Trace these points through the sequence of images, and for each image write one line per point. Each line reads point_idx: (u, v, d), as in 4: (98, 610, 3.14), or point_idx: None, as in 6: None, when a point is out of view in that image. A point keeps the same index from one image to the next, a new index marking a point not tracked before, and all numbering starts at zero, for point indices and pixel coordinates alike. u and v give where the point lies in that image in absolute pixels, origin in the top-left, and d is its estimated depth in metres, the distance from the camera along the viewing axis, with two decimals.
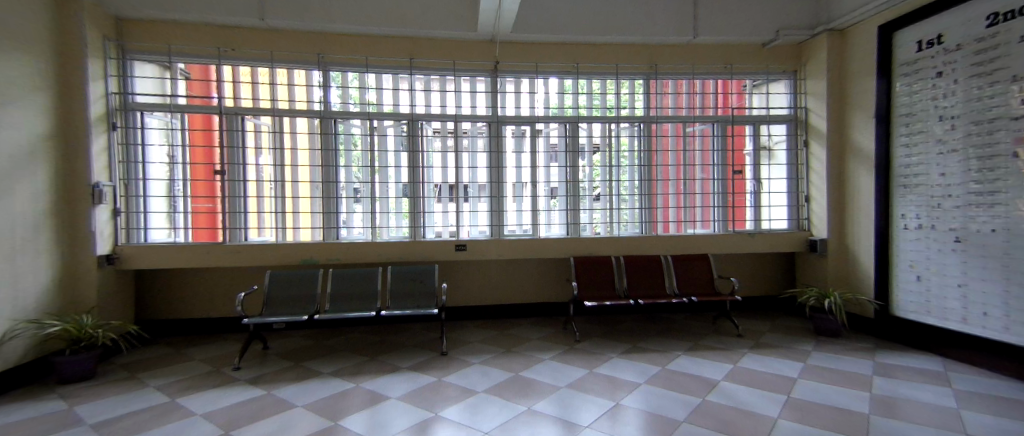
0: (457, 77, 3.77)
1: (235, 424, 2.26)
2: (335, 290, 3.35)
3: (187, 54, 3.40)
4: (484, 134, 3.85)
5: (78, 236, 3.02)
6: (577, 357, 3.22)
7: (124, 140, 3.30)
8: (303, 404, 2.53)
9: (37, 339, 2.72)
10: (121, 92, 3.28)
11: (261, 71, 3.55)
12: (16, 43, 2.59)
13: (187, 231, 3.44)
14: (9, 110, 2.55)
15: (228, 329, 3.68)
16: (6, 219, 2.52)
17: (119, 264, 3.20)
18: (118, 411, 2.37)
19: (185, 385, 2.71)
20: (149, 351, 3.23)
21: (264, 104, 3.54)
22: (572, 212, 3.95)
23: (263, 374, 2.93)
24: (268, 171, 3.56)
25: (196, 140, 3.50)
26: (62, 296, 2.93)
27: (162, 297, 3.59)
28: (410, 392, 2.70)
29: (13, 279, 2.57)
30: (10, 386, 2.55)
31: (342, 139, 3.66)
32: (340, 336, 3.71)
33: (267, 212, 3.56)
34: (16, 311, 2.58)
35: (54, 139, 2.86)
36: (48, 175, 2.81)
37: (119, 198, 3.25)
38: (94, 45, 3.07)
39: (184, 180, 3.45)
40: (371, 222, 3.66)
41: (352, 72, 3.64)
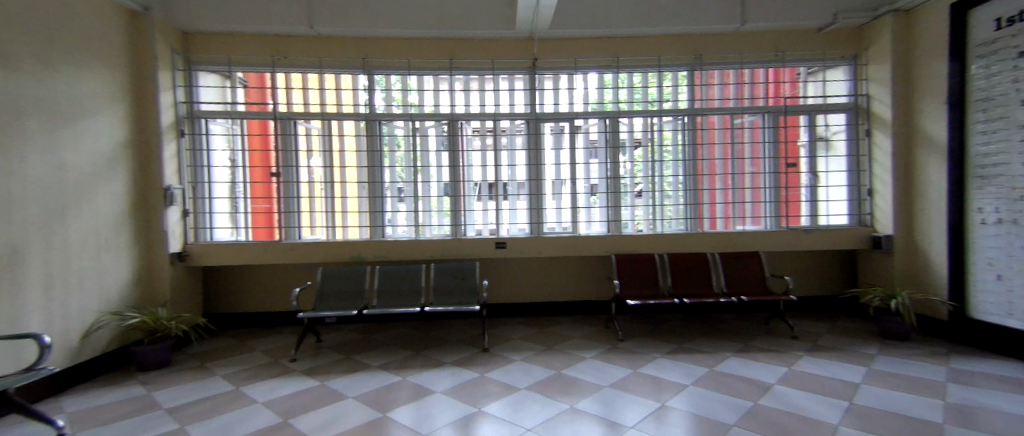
0: (495, 76, 3.79)
1: (293, 414, 2.43)
2: (382, 287, 3.47)
3: (245, 64, 3.61)
4: (522, 131, 3.84)
5: (154, 236, 3.27)
6: (619, 357, 3.17)
7: (191, 147, 3.52)
8: (353, 395, 2.66)
9: (120, 329, 3.00)
10: (188, 101, 3.51)
11: (311, 77, 3.71)
12: (94, 55, 2.82)
13: (248, 230, 3.67)
14: (91, 122, 2.81)
15: (284, 322, 3.89)
16: (92, 221, 2.81)
17: (189, 261, 3.45)
18: (189, 398, 2.58)
19: (247, 375, 2.89)
20: (215, 342, 3.47)
21: (313, 108, 3.71)
22: (613, 209, 3.87)
23: (317, 366, 3.07)
24: (319, 172, 3.72)
25: (254, 144, 3.68)
26: (141, 291, 3.19)
27: (230, 289, 3.84)
28: (455, 387, 2.76)
29: (99, 274, 2.85)
30: (99, 372, 2.83)
31: (386, 140, 3.76)
32: (387, 330, 3.84)
33: (318, 211, 3.71)
34: (101, 304, 2.86)
35: (130, 146, 3.12)
36: (127, 181, 3.08)
37: (187, 199, 3.48)
38: (164, 58, 3.29)
39: (245, 182, 3.66)
40: (414, 221, 3.76)
41: (395, 74, 3.74)
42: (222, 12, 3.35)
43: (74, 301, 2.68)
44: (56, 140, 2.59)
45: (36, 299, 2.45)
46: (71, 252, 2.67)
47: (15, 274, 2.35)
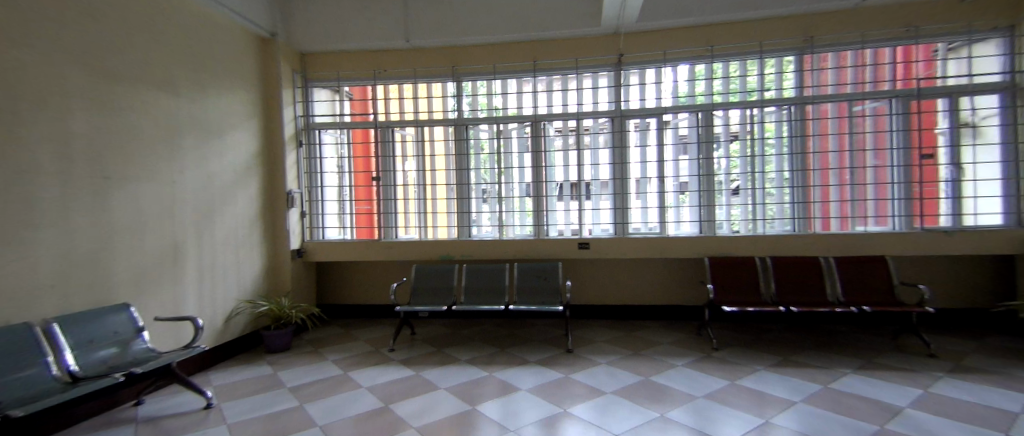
0: (579, 75, 3.75)
1: (393, 399, 2.63)
2: (469, 285, 3.61)
3: (351, 78, 3.97)
4: (606, 129, 3.77)
5: (279, 235, 3.72)
6: (714, 366, 2.98)
7: (307, 155, 3.94)
8: (444, 386, 2.81)
9: (253, 315, 3.45)
10: (305, 115, 3.92)
11: (406, 87, 3.98)
12: (232, 79, 3.29)
13: (352, 230, 4.02)
14: (232, 136, 3.28)
15: (382, 315, 4.21)
16: (233, 221, 3.28)
17: (306, 257, 3.87)
18: (306, 379, 2.90)
19: (353, 361, 3.18)
20: (326, 330, 3.86)
21: (407, 116, 3.98)
22: (706, 209, 3.65)
23: (412, 356, 3.28)
24: (413, 175, 3.99)
25: (357, 152, 4.06)
26: (269, 282, 3.66)
27: (336, 283, 4.24)
28: (540, 386, 2.78)
29: (238, 267, 3.32)
30: (239, 351, 3.30)
31: (472, 143, 3.93)
32: (474, 326, 3.99)
33: (411, 212, 3.97)
34: (240, 293, 3.33)
35: (262, 157, 3.59)
36: (258, 187, 3.54)
37: (304, 202, 3.90)
38: (286, 77, 3.73)
39: (349, 186, 4.04)
40: (499, 221, 3.87)
41: (481, 79, 3.87)
42: (333, 33, 3.73)
43: (220, 290, 3.14)
44: (205, 153, 3.06)
45: (191, 287, 2.92)
46: (216, 248, 3.15)
47: (176, 266, 2.83)
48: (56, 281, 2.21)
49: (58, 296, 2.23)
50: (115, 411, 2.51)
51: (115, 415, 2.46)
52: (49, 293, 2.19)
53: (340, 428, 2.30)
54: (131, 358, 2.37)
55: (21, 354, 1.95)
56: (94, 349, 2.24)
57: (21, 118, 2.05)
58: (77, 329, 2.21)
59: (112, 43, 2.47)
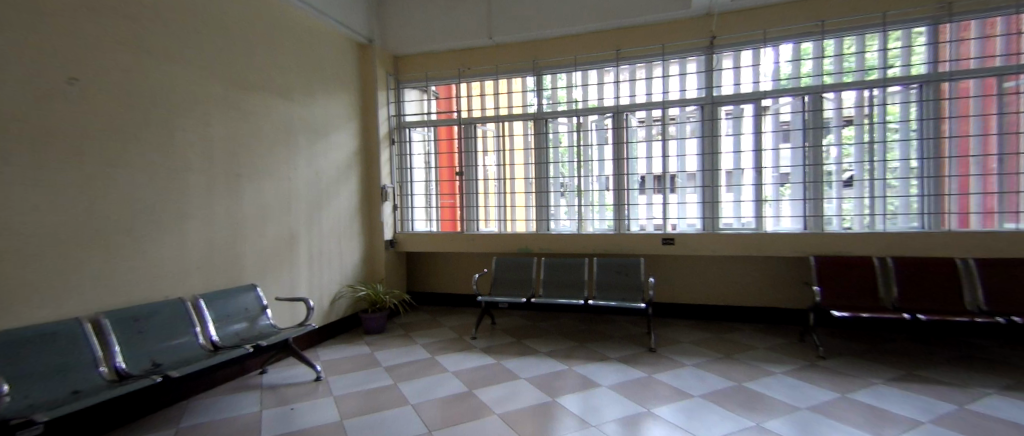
0: (665, 62, 3.58)
1: (476, 385, 2.74)
2: (549, 278, 3.63)
3: (438, 78, 4.17)
4: (695, 118, 3.56)
5: (374, 226, 4.04)
6: (818, 376, 2.70)
7: (399, 153, 4.23)
8: (525, 377, 2.86)
9: (353, 299, 3.80)
10: (397, 115, 4.20)
11: (488, 84, 4.10)
12: (336, 84, 3.62)
13: (436, 222, 4.23)
14: (336, 136, 3.62)
15: (464, 304, 4.40)
16: (336, 213, 3.62)
17: (398, 247, 4.17)
18: (398, 360, 3.13)
19: (439, 346, 3.36)
20: (414, 316, 4.12)
21: (488, 112, 4.10)
22: (812, 203, 3.31)
23: (494, 345, 3.39)
24: (492, 170, 4.11)
25: (442, 148, 4.26)
26: (366, 269, 3.99)
27: (423, 272, 4.51)
28: (622, 383, 2.73)
29: (341, 255, 3.67)
30: (342, 331, 3.65)
31: (551, 137, 3.94)
32: (553, 320, 4.02)
33: (492, 206, 4.10)
34: (342, 278, 3.68)
35: (360, 154, 3.92)
36: (357, 182, 3.88)
37: (396, 196, 4.17)
38: (382, 80, 4.02)
39: (435, 181, 4.28)
40: (577, 215, 3.84)
41: (563, 72, 3.86)
42: (422, 36, 3.95)
43: (327, 275, 3.50)
44: (315, 152, 3.41)
45: (303, 272, 3.28)
46: (324, 237, 3.50)
47: (291, 253, 3.20)
48: (201, 263, 2.62)
49: (203, 275, 2.64)
50: (245, 377, 2.91)
51: (245, 381, 2.85)
52: (196, 273, 2.60)
53: (430, 409, 2.44)
54: (258, 332, 2.72)
55: (176, 326, 2.37)
56: (230, 323, 2.62)
57: (173, 126, 2.46)
58: (217, 305, 2.60)
59: (242, 56, 2.84)
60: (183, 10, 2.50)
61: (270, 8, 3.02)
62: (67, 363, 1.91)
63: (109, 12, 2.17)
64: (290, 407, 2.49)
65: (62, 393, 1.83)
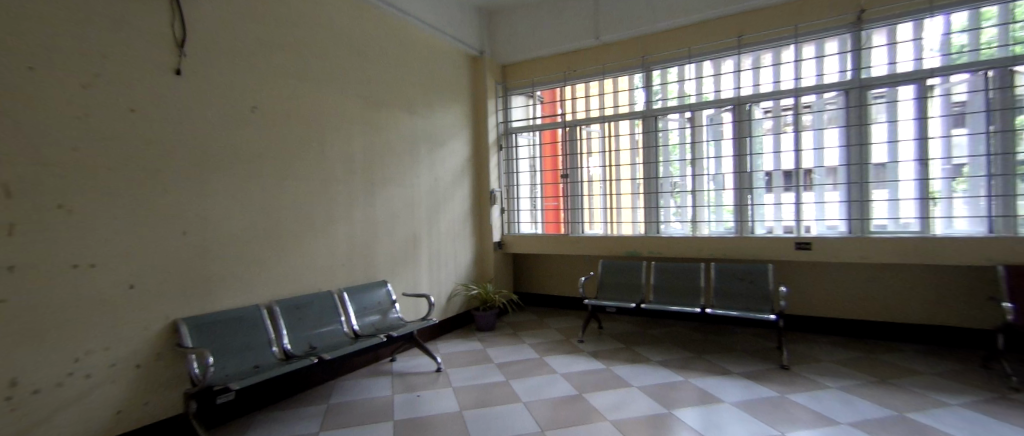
0: (798, 45, 3.21)
1: (587, 389, 2.72)
2: (660, 283, 3.48)
3: (543, 83, 4.24)
4: (836, 104, 3.15)
5: (484, 228, 4.24)
6: (1014, 413, 2.18)
7: (506, 158, 4.38)
8: (638, 385, 2.76)
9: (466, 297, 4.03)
10: (505, 121, 4.36)
11: (594, 85, 4.06)
12: (451, 95, 3.89)
13: (541, 224, 4.35)
14: (451, 144, 3.88)
15: (569, 306, 4.41)
16: (451, 216, 3.88)
17: (505, 248, 4.33)
18: (509, 358, 3.24)
19: (547, 347, 3.41)
20: (522, 316, 4.24)
21: (594, 113, 4.09)
22: (1001, 201, 2.68)
23: (602, 350, 3.34)
24: (597, 172, 4.09)
25: (546, 152, 4.36)
26: (477, 270, 4.20)
27: (529, 273, 4.62)
28: (748, 401, 2.49)
29: (455, 255, 3.91)
30: (457, 327, 3.90)
31: (662, 135, 3.78)
32: (664, 328, 3.84)
33: (596, 208, 4.08)
34: (457, 277, 3.92)
35: (471, 160, 4.14)
36: (469, 187, 4.10)
37: (503, 199, 4.33)
38: (491, 88, 4.21)
39: (539, 184, 4.38)
40: (691, 217, 3.63)
41: (675, 66, 3.67)
42: (529, 42, 4.08)
43: (443, 274, 3.76)
44: (434, 160, 3.69)
45: (424, 270, 3.57)
46: (441, 238, 3.77)
47: (415, 253, 3.50)
48: (345, 260, 3.00)
49: (345, 272, 3.01)
50: (378, 363, 3.25)
51: (378, 367, 3.19)
52: (340, 269, 2.97)
53: (542, 408, 2.48)
54: (389, 323, 3.02)
55: (327, 315, 2.74)
56: (366, 315, 2.96)
57: (322, 142, 2.84)
58: (357, 298, 2.95)
59: (375, 76, 3.18)
60: (332, 40, 2.89)
61: (396, 31, 3.34)
62: (250, 342, 2.32)
63: (277, 48, 2.59)
64: (415, 394, 2.72)
65: (247, 367, 2.23)
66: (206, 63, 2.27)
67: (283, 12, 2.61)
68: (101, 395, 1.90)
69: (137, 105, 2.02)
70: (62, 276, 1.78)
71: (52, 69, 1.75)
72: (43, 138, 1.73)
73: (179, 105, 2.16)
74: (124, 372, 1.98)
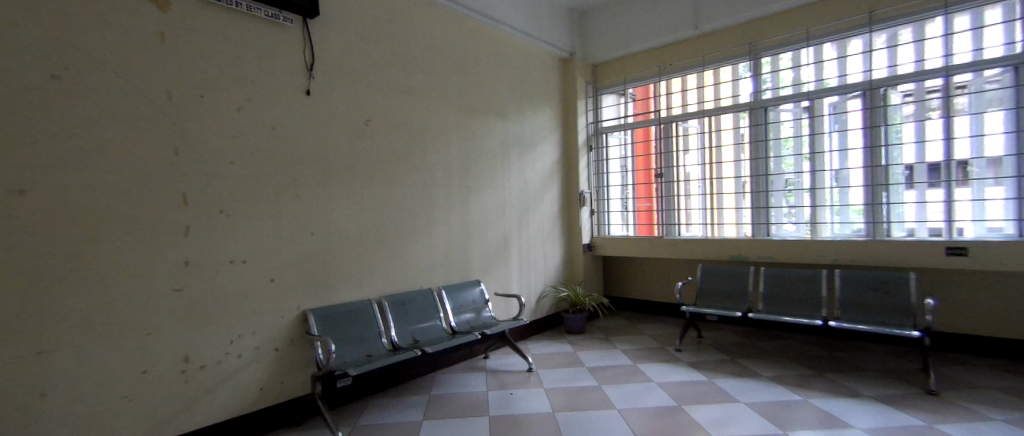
0: (949, 16, 2.74)
1: (687, 401, 2.55)
2: (770, 292, 3.20)
3: (636, 80, 4.12)
4: (1001, 83, 2.64)
5: (573, 230, 4.21)
6: None
7: (596, 158, 4.33)
8: (746, 401, 2.52)
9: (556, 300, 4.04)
10: (595, 121, 4.31)
11: (692, 78, 3.86)
12: (541, 98, 3.94)
13: (633, 226, 4.22)
14: (541, 146, 3.93)
15: (664, 313, 4.21)
16: (541, 217, 3.92)
17: (595, 251, 4.28)
18: (602, 362, 3.18)
19: (642, 354, 3.28)
20: (612, 321, 4.14)
21: (692, 108, 3.89)
22: None
23: (703, 361, 3.14)
24: (695, 170, 3.87)
25: (638, 150, 4.24)
26: (567, 272, 4.19)
27: (620, 277, 4.51)
28: (885, 428, 2.13)
29: (545, 257, 3.95)
30: (547, 328, 3.93)
31: (773, 127, 3.48)
32: (776, 341, 3.51)
33: (695, 209, 3.86)
34: (547, 279, 3.95)
35: (561, 162, 4.16)
36: (558, 188, 4.12)
37: (593, 201, 4.28)
38: (581, 88, 4.20)
39: (631, 184, 4.25)
40: (808, 218, 3.28)
41: (789, 52, 3.35)
42: (622, 39, 4.01)
43: (534, 275, 3.81)
44: (524, 163, 3.76)
45: (515, 271, 3.65)
46: (531, 240, 3.82)
47: (507, 254, 3.60)
48: (444, 260, 3.17)
49: (444, 271, 3.18)
50: (473, 360, 3.39)
51: (473, 363, 3.32)
52: (439, 269, 3.15)
53: (637, 416, 2.39)
54: (483, 321, 3.14)
55: (428, 311, 2.92)
56: (462, 312, 3.10)
57: (423, 148, 3.04)
58: (454, 296, 3.11)
59: (472, 84, 3.34)
60: (434, 53, 3.09)
61: (491, 39, 3.48)
62: (365, 333, 2.56)
63: (388, 65, 2.84)
64: (508, 392, 2.78)
65: (362, 355, 2.46)
66: (330, 82, 2.56)
67: (393, 31, 2.85)
68: (250, 371, 2.23)
69: (277, 124, 2.34)
70: (224, 270, 2.13)
71: (216, 96, 2.11)
72: (209, 155, 2.08)
73: (309, 121, 2.46)
74: (267, 354, 2.29)
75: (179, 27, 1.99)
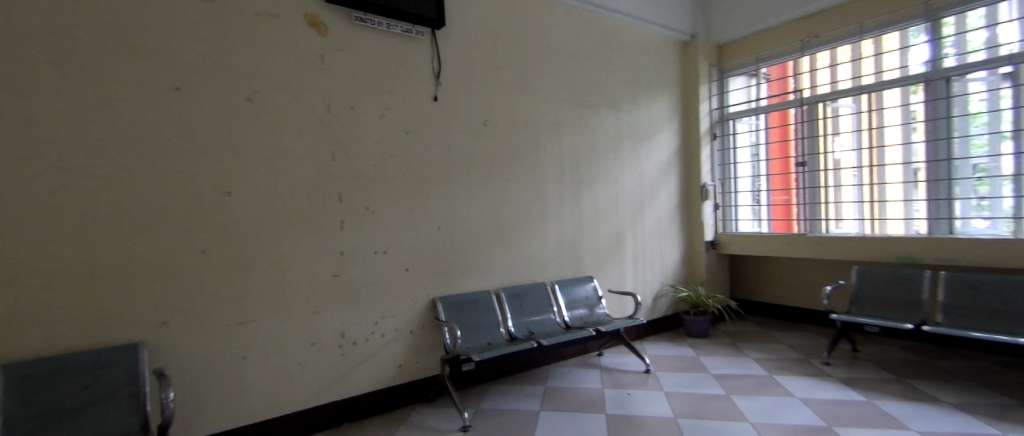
0: None
1: (837, 421, 2.20)
2: (953, 302, 2.66)
3: (772, 57, 3.71)
4: None
5: (693, 226, 3.95)
6: None
7: (721, 147, 4.02)
8: (918, 428, 2.09)
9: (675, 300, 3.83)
10: (720, 107, 3.99)
11: (844, 50, 3.36)
12: (657, 86, 3.75)
13: (767, 222, 3.80)
14: (659, 137, 3.75)
15: (807, 320, 3.74)
16: (657, 212, 3.73)
17: (720, 249, 3.97)
18: (730, 370, 2.93)
19: (778, 365, 2.95)
20: (740, 327, 3.78)
21: (845, 85, 3.37)
22: None
23: (859, 379, 2.70)
24: (849, 157, 3.35)
25: (773, 137, 3.80)
26: (687, 271, 3.96)
27: (751, 279, 4.12)
28: None
29: (661, 254, 3.76)
30: (665, 329, 3.75)
31: (955, 102, 2.86)
32: (963, 360, 2.88)
33: (846, 201, 3.36)
34: (664, 277, 3.76)
35: (679, 153, 3.91)
36: (676, 181, 3.88)
37: (718, 194, 3.99)
38: (704, 71, 3.91)
39: (764, 175, 3.81)
40: (1011, 211, 2.65)
41: (982, 8, 2.73)
42: (754, 14, 3.67)
43: (649, 274, 3.66)
44: (639, 156, 3.61)
45: (628, 268, 3.53)
46: (646, 236, 3.66)
47: (621, 250, 3.51)
48: (556, 255, 3.20)
49: (556, 266, 3.21)
50: (586, 356, 3.38)
51: (587, 359, 3.30)
52: (551, 264, 3.19)
53: (773, 431, 2.13)
54: (596, 318, 3.09)
55: (543, 305, 2.98)
56: (575, 308, 3.09)
57: (535, 145, 3.09)
58: (567, 291, 3.12)
59: (585, 79, 3.31)
60: (548, 50, 3.12)
61: (603, 31, 3.41)
62: (487, 322, 2.71)
63: (504, 66, 2.94)
64: (626, 392, 2.71)
65: (482, 343, 2.60)
66: (455, 87, 2.75)
67: (509, 33, 2.95)
68: (391, 350, 2.50)
69: (410, 129, 2.58)
70: (370, 259, 2.43)
71: (363, 107, 2.41)
72: (358, 159, 2.39)
73: (435, 125, 2.67)
74: (404, 336, 2.55)
75: (335, 49, 2.31)
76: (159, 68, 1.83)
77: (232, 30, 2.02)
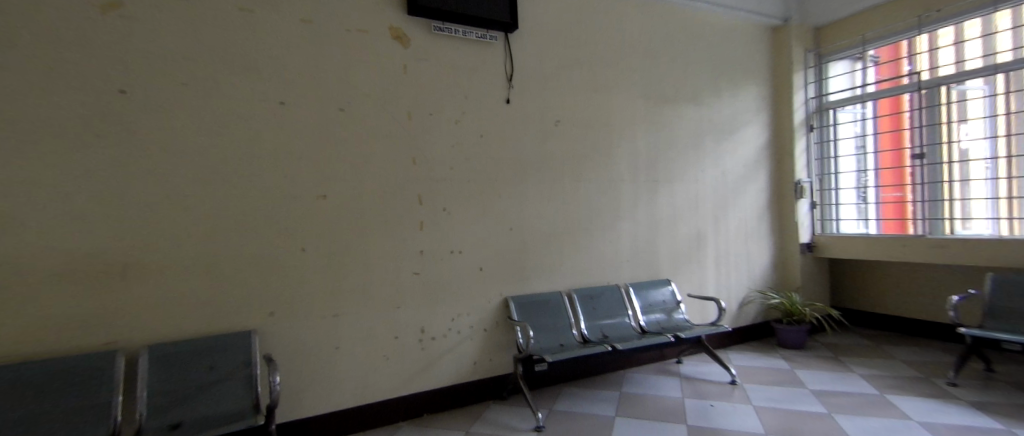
0: None
1: None
2: None
3: (883, 37, 3.34)
4: None
5: (787, 226, 3.67)
6: None
7: (819, 139, 3.71)
8: None
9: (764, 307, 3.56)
10: (818, 96, 3.69)
11: (972, 24, 2.93)
12: (741, 76, 3.50)
13: (875, 222, 3.40)
14: (746, 130, 3.53)
15: (928, 334, 3.28)
16: (744, 211, 3.51)
17: (817, 252, 3.65)
18: (830, 386, 2.64)
19: (889, 384, 2.61)
20: (841, 339, 3.40)
21: (975, 64, 2.93)
22: None
23: (997, 404, 2.30)
24: (980, 147, 2.89)
25: (882, 126, 3.37)
26: (779, 275, 3.66)
27: (857, 286, 3.72)
28: None
29: (749, 256, 3.52)
30: (753, 338, 3.50)
31: None
32: None
33: (976, 198, 2.89)
34: (749, 282, 3.50)
35: (765, 148, 3.64)
36: (763, 178, 3.62)
37: (816, 192, 3.68)
38: (797, 58, 3.61)
39: (873, 169, 3.40)
40: None
41: None
42: None
43: (733, 278, 3.42)
44: (721, 152, 3.41)
45: (710, 271, 3.34)
46: (730, 237, 3.44)
47: (703, 251, 3.33)
48: (631, 257, 3.11)
49: (630, 268, 3.11)
50: (664, 363, 3.24)
51: (665, 366, 3.16)
52: (625, 266, 3.10)
53: None
54: (675, 324, 2.95)
55: (618, 309, 2.90)
56: (652, 312, 2.97)
57: (608, 144, 3.02)
58: (643, 294, 3.01)
59: (662, 73, 3.19)
60: (622, 46, 3.05)
61: (681, 22, 3.25)
62: (561, 323, 2.70)
63: (576, 65, 2.92)
64: (709, 403, 2.54)
65: (555, 344, 2.59)
66: (528, 90, 2.78)
67: (582, 31, 2.92)
68: (467, 347, 2.57)
69: (486, 132, 2.64)
70: (449, 259, 2.52)
71: (442, 112, 2.51)
72: (438, 162, 2.49)
73: (509, 127, 2.72)
74: (479, 334, 2.61)
75: (417, 58, 2.44)
76: (268, 85, 2.05)
77: (329, 46, 2.20)
